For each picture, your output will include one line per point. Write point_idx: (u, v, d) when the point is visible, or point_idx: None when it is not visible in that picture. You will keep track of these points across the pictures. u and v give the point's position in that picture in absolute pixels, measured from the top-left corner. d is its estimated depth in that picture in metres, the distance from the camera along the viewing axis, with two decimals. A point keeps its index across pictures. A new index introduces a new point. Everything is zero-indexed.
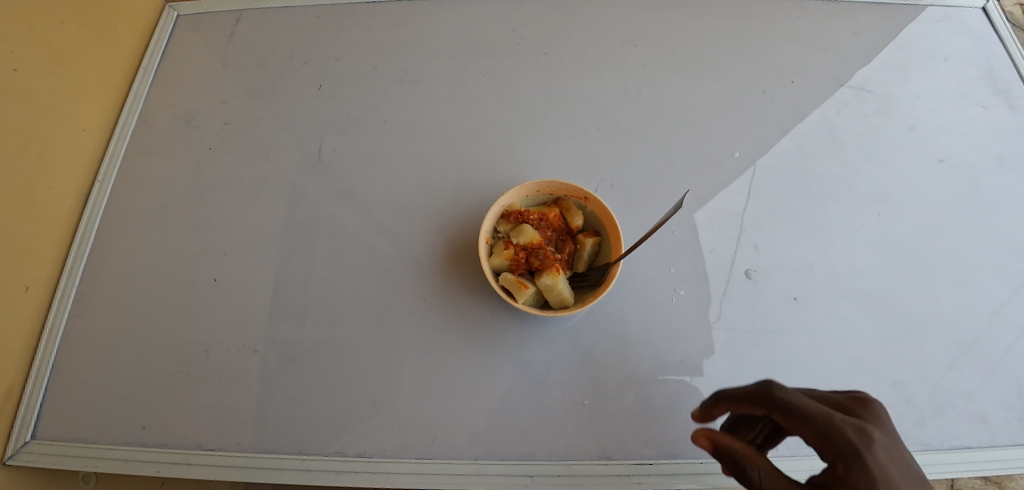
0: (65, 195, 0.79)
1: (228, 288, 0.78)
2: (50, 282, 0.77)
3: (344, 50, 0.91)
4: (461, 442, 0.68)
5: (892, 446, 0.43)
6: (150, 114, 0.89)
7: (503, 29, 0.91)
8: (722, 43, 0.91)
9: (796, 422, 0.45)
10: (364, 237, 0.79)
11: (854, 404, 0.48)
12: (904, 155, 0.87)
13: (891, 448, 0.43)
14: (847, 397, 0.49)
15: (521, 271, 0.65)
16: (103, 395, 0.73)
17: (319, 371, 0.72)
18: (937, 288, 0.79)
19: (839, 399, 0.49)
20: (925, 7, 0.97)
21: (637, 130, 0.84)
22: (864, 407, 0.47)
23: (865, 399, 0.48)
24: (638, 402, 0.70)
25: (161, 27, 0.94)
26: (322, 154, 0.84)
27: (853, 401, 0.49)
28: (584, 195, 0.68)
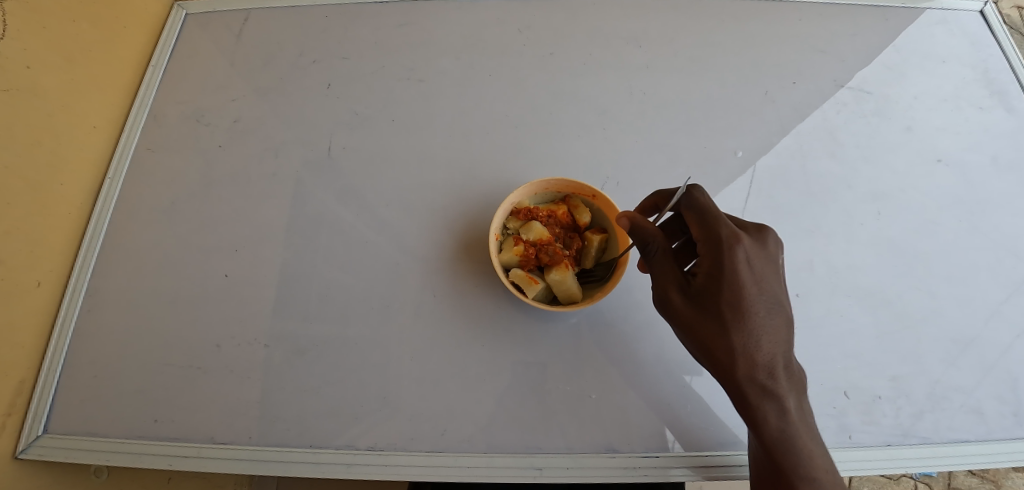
0: (76, 191, 0.80)
1: (238, 284, 0.78)
2: (61, 277, 0.78)
3: (351, 50, 0.92)
4: (470, 435, 0.70)
5: (761, 266, 0.56)
6: (159, 111, 0.90)
7: (509, 30, 0.92)
8: (725, 45, 0.92)
9: (696, 215, 0.59)
10: (373, 234, 0.80)
11: (751, 227, 0.60)
12: (902, 155, 0.88)
13: (759, 267, 0.56)
14: (751, 224, 0.60)
15: (530, 266, 0.67)
16: (114, 389, 0.74)
17: (329, 365, 0.73)
18: (935, 285, 0.81)
19: (745, 223, 0.61)
20: (923, 9, 0.99)
21: (641, 129, 0.86)
22: (760, 231, 0.59)
23: (764, 226, 0.59)
24: (643, 396, 0.71)
25: (170, 26, 0.95)
26: (330, 151, 0.85)
27: (755, 226, 0.60)
28: (592, 193, 0.70)
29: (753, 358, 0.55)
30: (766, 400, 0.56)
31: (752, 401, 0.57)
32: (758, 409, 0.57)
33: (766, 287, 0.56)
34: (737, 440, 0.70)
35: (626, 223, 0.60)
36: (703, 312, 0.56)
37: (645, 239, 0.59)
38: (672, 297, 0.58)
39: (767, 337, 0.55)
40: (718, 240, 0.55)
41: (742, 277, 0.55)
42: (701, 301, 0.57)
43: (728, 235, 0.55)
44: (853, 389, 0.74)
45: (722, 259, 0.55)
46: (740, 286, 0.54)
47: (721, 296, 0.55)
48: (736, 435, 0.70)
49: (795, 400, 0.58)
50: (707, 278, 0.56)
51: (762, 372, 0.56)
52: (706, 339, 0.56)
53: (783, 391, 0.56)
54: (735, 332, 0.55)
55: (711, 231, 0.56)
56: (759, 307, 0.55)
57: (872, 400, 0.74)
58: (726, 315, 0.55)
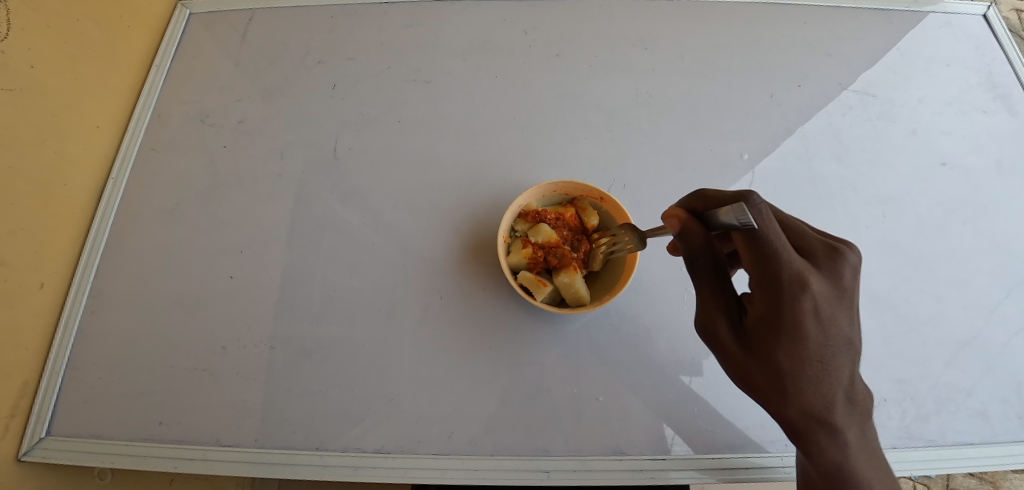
0: (80, 191, 0.80)
1: (243, 286, 0.78)
2: (64, 278, 0.77)
3: (357, 50, 0.92)
4: (477, 438, 0.69)
5: (829, 307, 0.48)
6: (163, 111, 0.89)
7: (515, 31, 0.92)
8: (730, 47, 0.93)
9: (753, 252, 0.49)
10: (379, 236, 0.79)
11: (821, 251, 0.50)
12: (907, 158, 0.89)
13: (826, 308, 0.48)
14: (821, 244, 0.51)
15: (538, 269, 0.67)
16: (119, 391, 0.74)
17: (336, 367, 0.73)
18: (940, 288, 0.81)
19: (813, 242, 0.51)
20: (927, 13, 0.99)
21: (647, 131, 0.86)
22: (831, 259, 0.49)
23: (837, 250, 0.50)
24: (650, 399, 0.71)
25: (174, 25, 0.94)
26: (336, 152, 0.85)
27: (826, 251, 0.50)
28: (600, 196, 0.70)
29: (810, 404, 0.50)
30: (826, 445, 0.51)
31: (806, 442, 0.53)
32: (813, 451, 0.52)
33: (831, 329, 0.48)
34: (744, 443, 0.70)
35: (674, 225, 0.56)
36: (754, 351, 0.52)
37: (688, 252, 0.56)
38: (719, 328, 0.55)
39: (828, 381, 0.49)
40: (777, 282, 0.47)
41: (803, 323, 0.48)
42: (752, 338, 0.52)
43: (788, 277, 0.47)
44: None
45: (780, 303, 0.48)
46: (800, 332, 0.48)
47: (775, 341, 0.49)
48: (743, 437, 0.70)
49: (862, 444, 0.51)
50: (759, 317, 0.51)
51: (820, 417, 0.50)
52: (754, 377, 0.53)
53: (846, 436, 0.51)
54: (789, 376, 0.50)
55: (770, 274, 0.48)
56: (820, 352, 0.49)
57: (878, 403, 0.74)
58: (780, 360, 0.50)
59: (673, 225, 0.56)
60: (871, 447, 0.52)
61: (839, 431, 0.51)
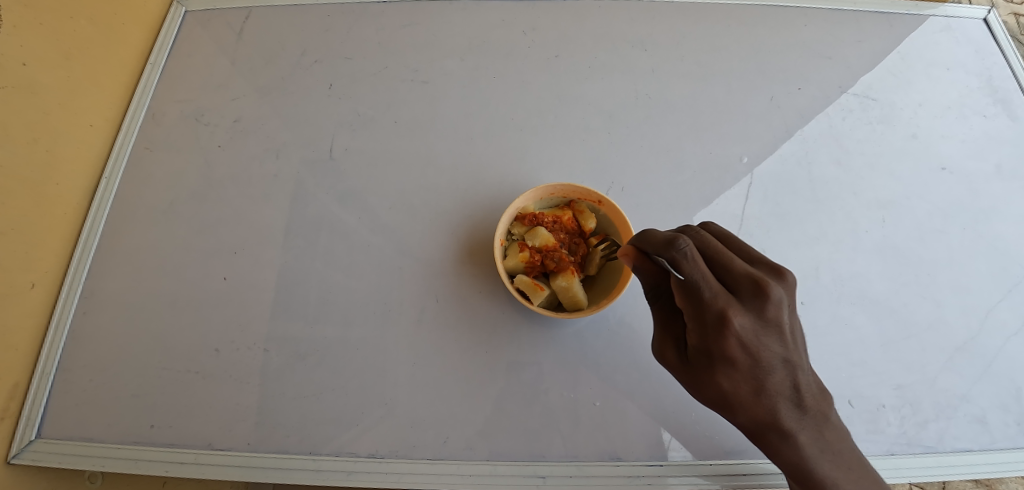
0: (72, 191, 0.79)
1: (237, 287, 0.77)
2: (56, 279, 0.76)
3: (354, 50, 0.91)
4: (473, 442, 0.69)
5: (754, 339, 0.47)
6: (158, 110, 0.88)
7: (513, 32, 0.91)
8: (730, 49, 0.92)
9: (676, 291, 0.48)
10: (376, 237, 0.79)
11: (744, 285, 0.47)
12: (907, 163, 0.88)
13: (753, 341, 0.47)
14: (744, 277, 0.47)
15: (536, 273, 0.66)
16: (110, 394, 0.73)
17: (330, 370, 0.72)
18: (940, 293, 0.81)
19: (735, 275, 0.47)
20: (927, 17, 0.99)
21: (647, 134, 0.85)
22: (753, 294, 0.46)
23: (759, 282, 0.46)
24: (648, 404, 0.71)
25: (169, 23, 0.93)
26: (333, 153, 0.84)
27: (749, 285, 0.46)
28: (598, 199, 0.69)
29: (755, 421, 0.52)
30: (779, 451, 0.53)
31: (765, 447, 0.55)
32: (773, 455, 0.54)
33: (760, 357, 0.48)
34: (742, 449, 0.70)
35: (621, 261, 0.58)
36: (698, 376, 0.53)
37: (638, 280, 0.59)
38: (669, 353, 0.57)
39: (769, 400, 0.50)
40: (696, 317, 0.48)
41: (730, 357, 0.48)
42: (694, 364, 0.53)
43: (705, 316, 0.47)
44: (857, 397, 0.74)
45: (704, 338, 0.49)
46: (728, 364, 0.49)
47: (710, 368, 0.51)
48: (740, 443, 0.70)
49: (818, 449, 0.52)
50: (694, 348, 0.52)
51: (767, 429, 0.52)
52: (703, 397, 0.55)
53: (800, 444, 0.52)
54: (730, 399, 0.52)
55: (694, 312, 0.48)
56: (753, 379, 0.49)
57: (877, 409, 0.74)
58: (718, 385, 0.51)
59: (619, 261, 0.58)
60: (832, 448, 0.53)
61: (791, 441, 0.52)
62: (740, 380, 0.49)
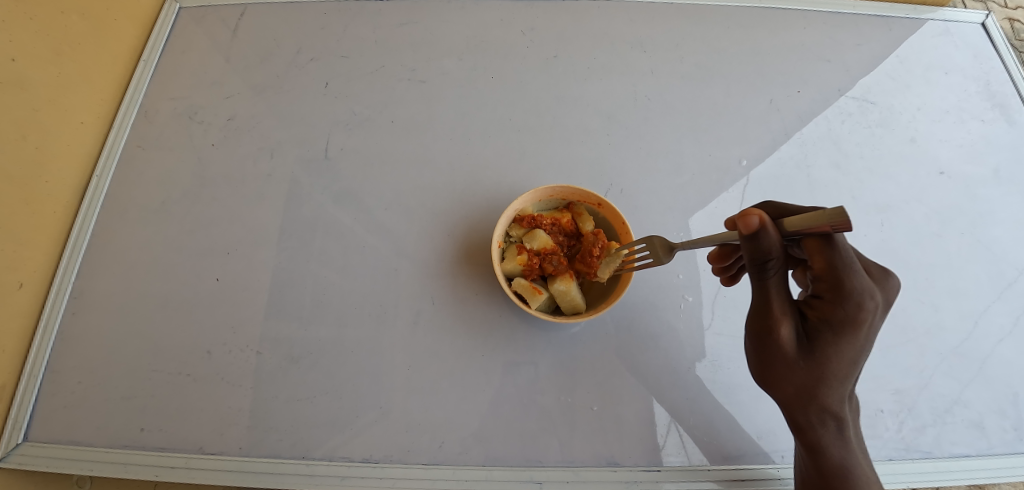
0: (62, 189, 0.77)
1: (230, 288, 0.76)
2: (44, 278, 0.75)
3: (351, 48, 0.90)
4: (468, 447, 0.68)
5: (876, 318, 0.49)
6: (151, 107, 0.87)
7: (512, 31, 0.90)
8: (730, 51, 0.92)
9: (835, 261, 0.46)
10: (371, 238, 0.78)
11: (870, 269, 0.52)
12: (907, 167, 0.88)
13: (874, 320, 0.49)
14: (866, 261, 0.53)
15: (533, 276, 0.65)
16: (99, 396, 0.71)
17: (324, 373, 0.71)
18: (937, 298, 0.80)
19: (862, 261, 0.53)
20: (926, 21, 0.99)
21: (646, 135, 0.85)
22: (881, 278, 0.52)
23: (882, 270, 0.52)
24: (646, 408, 0.70)
25: (163, 19, 0.92)
26: (327, 152, 0.83)
27: (873, 267, 0.53)
28: (597, 201, 0.68)
29: (830, 405, 0.53)
30: (828, 437, 0.55)
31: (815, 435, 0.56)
32: (823, 442, 0.56)
33: (870, 338, 0.50)
34: (740, 454, 0.69)
35: (754, 225, 0.45)
36: (815, 355, 0.49)
37: (760, 253, 0.46)
38: (786, 332, 0.48)
39: (851, 383, 0.52)
40: (848, 289, 0.47)
41: (863, 329, 0.48)
42: (810, 344, 0.48)
43: (860, 283, 0.47)
44: None
45: (849, 308, 0.47)
46: (857, 337, 0.48)
47: (831, 349, 0.48)
48: (739, 448, 0.69)
49: (853, 433, 0.58)
50: (825, 319, 0.48)
51: (831, 412, 0.54)
52: (802, 380, 0.50)
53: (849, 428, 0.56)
54: (833, 379, 0.50)
55: (846, 284, 0.47)
56: (862, 357, 0.50)
57: (875, 414, 0.73)
58: (831, 363, 0.49)
59: (758, 224, 0.45)
60: (857, 436, 0.59)
61: (843, 423, 0.55)
62: (855, 357, 0.49)
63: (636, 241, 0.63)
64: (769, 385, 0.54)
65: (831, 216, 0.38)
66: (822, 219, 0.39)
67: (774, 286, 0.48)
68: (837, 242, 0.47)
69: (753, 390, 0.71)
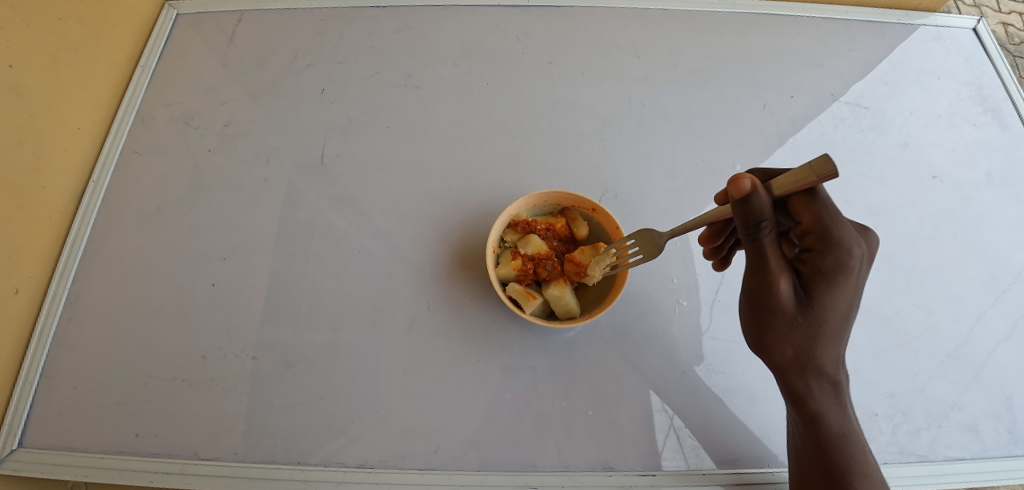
0: (59, 194, 0.77)
1: (226, 293, 0.76)
2: (40, 284, 0.75)
3: (347, 54, 0.90)
4: (464, 452, 0.68)
5: (866, 271, 0.50)
6: (147, 112, 0.87)
7: (507, 37, 0.91)
8: (723, 56, 0.92)
9: (821, 212, 0.48)
10: (366, 243, 0.78)
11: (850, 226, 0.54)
12: (899, 171, 0.88)
13: (864, 273, 0.50)
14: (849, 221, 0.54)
15: (528, 281, 0.66)
16: (94, 402, 0.71)
17: (319, 378, 0.71)
18: (931, 300, 0.81)
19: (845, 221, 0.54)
20: (917, 26, 1.00)
21: (640, 140, 0.85)
22: (863, 233, 0.53)
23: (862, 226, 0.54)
24: (640, 413, 0.70)
25: (160, 26, 0.92)
26: (323, 158, 0.83)
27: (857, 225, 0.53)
28: (592, 206, 0.68)
29: (828, 366, 0.52)
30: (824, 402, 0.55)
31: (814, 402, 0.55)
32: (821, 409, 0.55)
33: (861, 292, 0.50)
34: (735, 458, 0.69)
35: (745, 188, 0.46)
36: (812, 309, 0.48)
37: (755, 214, 0.46)
38: (784, 285, 0.47)
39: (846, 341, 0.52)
40: (838, 240, 0.47)
41: (854, 279, 0.48)
42: (806, 299, 0.48)
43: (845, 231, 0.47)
44: None
45: (840, 255, 0.47)
46: (849, 288, 0.48)
47: (827, 302, 0.48)
48: (733, 452, 0.69)
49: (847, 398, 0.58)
50: (817, 270, 0.48)
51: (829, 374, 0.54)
52: (799, 338, 0.50)
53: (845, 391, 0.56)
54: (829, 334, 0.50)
55: (836, 234, 0.47)
56: (853, 310, 0.50)
57: (869, 417, 0.74)
58: (827, 317, 0.49)
59: (751, 184, 0.45)
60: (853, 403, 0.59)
61: (839, 385, 0.55)
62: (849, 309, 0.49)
63: (626, 238, 0.65)
64: (768, 350, 0.53)
65: (817, 169, 0.40)
66: (810, 172, 0.41)
67: (769, 242, 0.47)
68: (821, 195, 0.48)
69: (747, 394, 0.72)
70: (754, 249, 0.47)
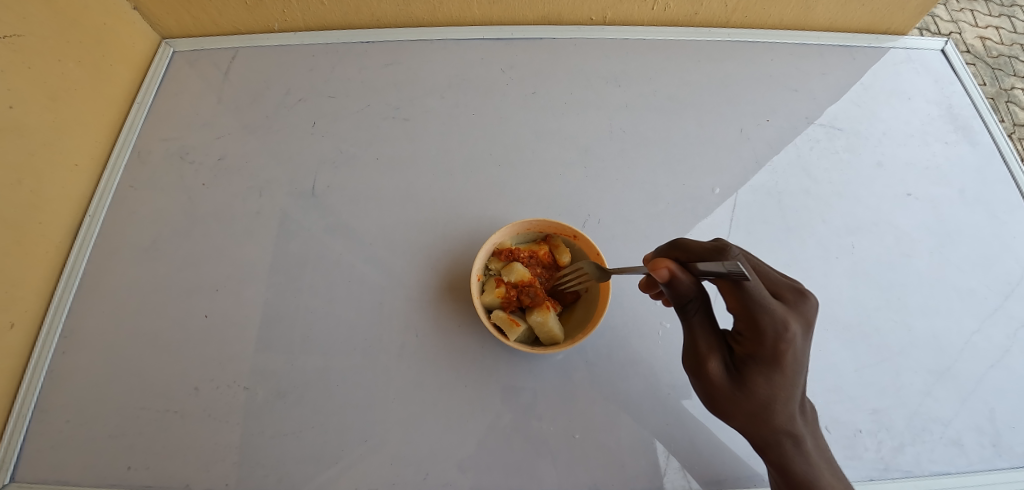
0: (57, 228, 0.80)
1: (219, 324, 0.78)
2: (35, 318, 0.76)
3: (338, 88, 0.94)
4: (453, 478, 0.69)
5: (804, 345, 0.51)
6: (144, 148, 0.90)
7: (492, 70, 0.95)
8: (700, 84, 0.96)
9: (770, 282, 0.54)
10: (356, 272, 0.80)
11: (789, 292, 0.53)
12: (873, 190, 0.91)
13: (802, 346, 0.51)
14: (788, 285, 0.54)
15: (512, 308, 0.69)
16: (85, 435, 0.72)
17: (310, 407, 0.72)
18: (911, 317, 0.82)
19: (782, 286, 0.54)
20: (888, 50, 1.04)
21: (622, 167, 0.88)
22: (800, 298, 0.53)
23: (804, 290, 0.53)
24: (626, 435, 0.71)
25: (157, 64, 0.96)
26: (314, 189, 0.86)
27: (794, 291, 0.53)
28: (573, 234, 0.72)
29: (774, 428, 0.55)
30: (793, 457, 0.57)
31: (773, 455, 0.58)
32: (784, 461, 0.57)
33: (801, 359, 0.52)
34: (721, 478, 0.70)
35: (665, 275, 0.54)
36: (740, 384, 0.53)
37: (678, 293, 0.55)
38: (710, 366, 0.54)
39: (797, 398, 0.55)
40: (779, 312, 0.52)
41: (789, 359, 0.51)
42: (740, 372, 0.53)
43: (774, 317, 0.49)
44: (834, 423, 0.74)
45: (767, 344, 0.50)
46: (784, 365, 0.51)
47: (761, 372, 0.52)
48: (719, 473, 0.70)
49: (815, 446, 0.58)
50: (748, 351, 0.53)
51: (784, 434, 0.56)
52: (741, 407, 0.54)
53: (805, 444, 0.57)
54: (773, 409, 0.54)
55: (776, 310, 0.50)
56: (789, 378, 0.53)
57: (853, 434, 0.73)
58: (759, 388, 0.53)
59: (665, 273, 0.54)
60: (824, 452, 0.59)
61: (798, 439, 0.56)
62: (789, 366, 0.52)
63: None
64: (721, 414, 0.58)
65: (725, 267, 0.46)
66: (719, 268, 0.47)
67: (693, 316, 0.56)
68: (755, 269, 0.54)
69: None
70: (683, 319, 0.57)
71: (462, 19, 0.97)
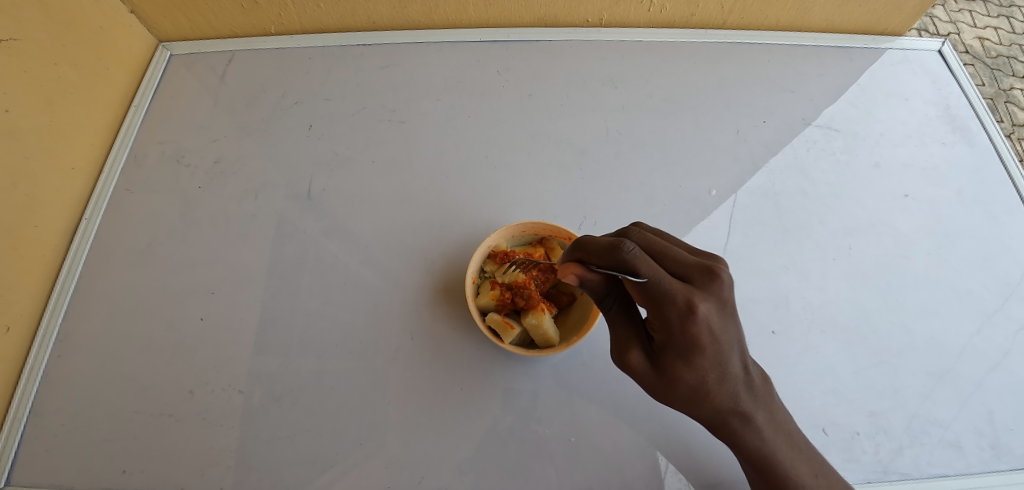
0: (52, 232, 0.79)
1: (214, 328, 0.78)
2: (31, 321, 0.76)
3: (334, 91, 0.94)
4: (449, 482, 0.68)
5: (719, 324, 0.48)
6: (140, 151, 0.91)
7: (488, 72, 0.95)
8: (697, 85, 0.96)
9: (677, 262, 0.50)
10: (352, 275, 0.80)
11: (698, 272, 0.48)
12: (871, 191, 0.91)
13: (718, 325, 0.48)
14: (697, 264, 0.49)
15: (506, 310, 0.68)
16: (80, 439, 0.71)
17: (306, 410, 0.72)
18: (909, 318, 0.81)
19: (689, 267, 0.49)
20: (885, 51, 1.03)
21: (618, 169, 0.88)
22: (711, 275, 0.48)
23: (715, 268, 0.48)
24: (623, 438, 0.71)
25: (154, 68, 0.97)
26: (310, 192, 0.86)
27: (704, 271, 0.48)
28: (568, 236, 0.72)
29: (717, 410, 0.54)
30: (745, 434, 0.55)
31: (726, 435, 0.57)
32: (735, 439, 0.56)
33: (722, 340, 0.49)
34: (718, 481, 0.69)
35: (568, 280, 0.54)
36: (663, 372, 0.53)
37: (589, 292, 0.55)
38: (631, 357, 0.55)
39: (737, 377, 0.52)
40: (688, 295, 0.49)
41: (705, 342, 0.48)
42: (660, 362, 0.53)
43: (677, 305, 0.46)
44: (832, 425, 0.73)
45: (676, 332, 0.48)
46: (704, 350, 0.49)
47: (679, 361, 0.51)
48: (718, 475, 0.69)
49: (768, 419, 0.56)
50: (664, 341, 0.51)
51: (730, 413, 0.54)
52: (673, 393, 0.54)
53: (755, 422, 0.54)
54: (708, 393, 0.52)
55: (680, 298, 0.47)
56: (713, 361, 0.50)
57: (852, 436, 0.73)
58: (684, 375, 0.51)
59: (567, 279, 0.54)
60: (780, 424, 0.56)
61: (747, 418, 0.54)
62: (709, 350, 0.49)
63: None
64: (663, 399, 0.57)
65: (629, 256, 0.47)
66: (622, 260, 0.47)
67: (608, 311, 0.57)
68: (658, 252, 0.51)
69: None
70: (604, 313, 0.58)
71: (458, 21, 0.97)
